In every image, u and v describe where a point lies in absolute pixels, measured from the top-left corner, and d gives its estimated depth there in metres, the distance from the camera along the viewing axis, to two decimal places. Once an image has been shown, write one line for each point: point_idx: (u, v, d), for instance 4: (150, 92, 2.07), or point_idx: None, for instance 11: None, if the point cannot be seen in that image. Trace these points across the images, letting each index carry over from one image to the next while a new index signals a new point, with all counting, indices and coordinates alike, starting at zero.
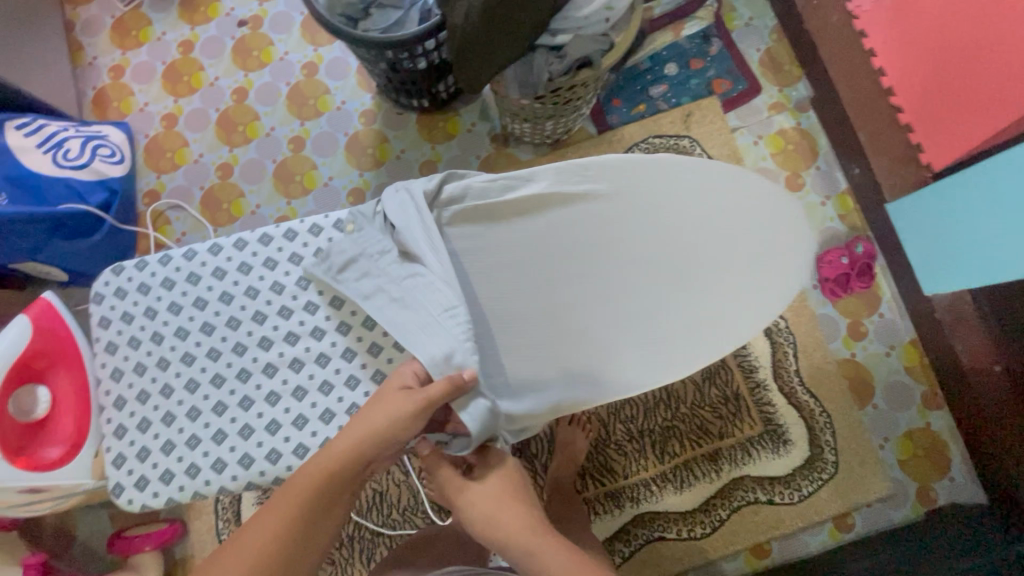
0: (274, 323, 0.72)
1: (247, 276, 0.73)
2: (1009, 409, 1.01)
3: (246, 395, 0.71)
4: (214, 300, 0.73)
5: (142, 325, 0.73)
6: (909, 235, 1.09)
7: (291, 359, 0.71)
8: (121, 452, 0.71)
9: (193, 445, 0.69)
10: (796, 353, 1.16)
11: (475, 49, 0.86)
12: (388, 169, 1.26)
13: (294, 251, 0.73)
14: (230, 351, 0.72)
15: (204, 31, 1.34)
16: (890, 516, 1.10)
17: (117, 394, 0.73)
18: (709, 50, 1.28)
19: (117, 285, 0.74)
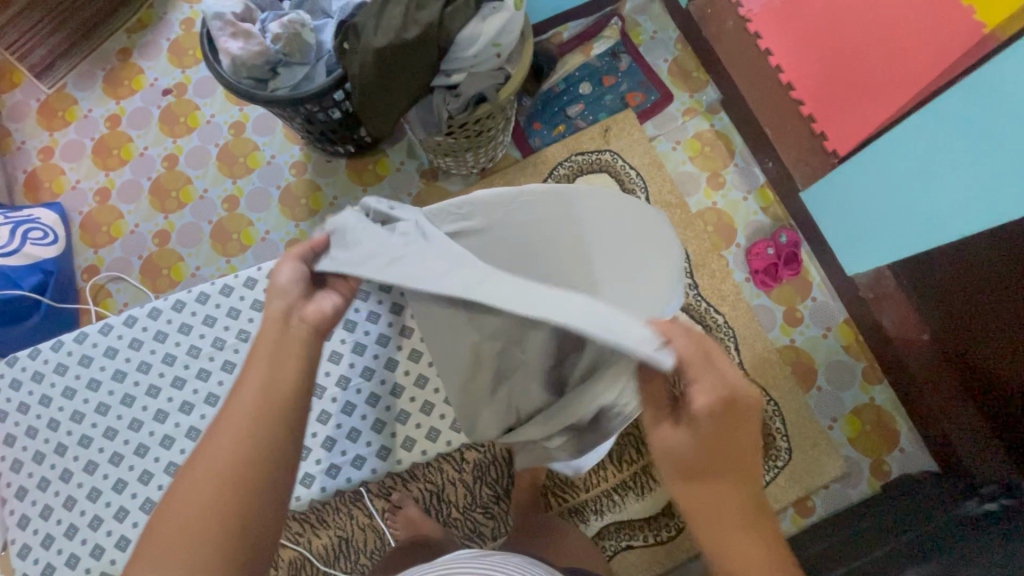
0: (165, 397, 0.82)
1: (138, 352, 0.83)
2: (941, 375, 1.05)
3: (144, 469, 0.81)
4: (108, 380, 0.83)
5: (40, 414, 0.82)
6: (828, 212, 1.14)
7: (186, 429, 0.81)
8: (26, 541, 0.80)
9: (95, 526, 0.79)
10: (738, 346, 1.19)
11: (374, 99, 0.90)
12: (323, 217, 1.28)
13: (180, 323, 0.83)
14: (126, 429, 0.82)
15: (130, 104, 1.37)
16: (848, 494, 1.12)
17: (20, 483, 0.81)
18: (619, 66, 1.34)
19: (14, 377, 0.83)
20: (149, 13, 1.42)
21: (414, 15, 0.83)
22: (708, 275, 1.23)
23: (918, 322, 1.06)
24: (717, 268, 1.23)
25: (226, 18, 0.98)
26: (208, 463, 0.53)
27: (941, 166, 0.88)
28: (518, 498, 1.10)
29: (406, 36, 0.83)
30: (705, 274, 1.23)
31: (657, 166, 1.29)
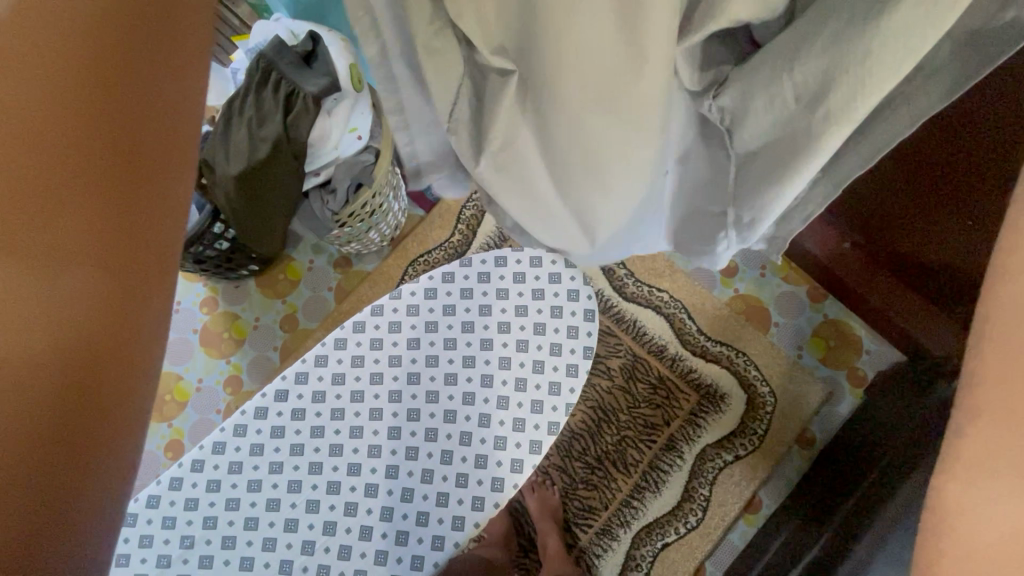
0: (312, 483, 0.72)
1: (304, 420, 0.74)
2: (862, 279, 1.13)
3: (317, 564, 0.71)
4: (266, 476, 0.72)
5: (256, 465, 0.73)
6: None
7: (324, 524, 0.71)
8: None
9: None
10: (691, 315, 1.21)
11: (250, 216, 0.87)
12: (252, 344, 1.23)
13: (326, 378, 0.75)
14: (285, 531, 0.71)
15: None
16: (839, 412, 1.16)
17: None
18: None
19: (207, 480, 0.72)
20: None
21: (259, 133, 0.81)
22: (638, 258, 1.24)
23: (836, 235, 1.11)
24: None
25: None
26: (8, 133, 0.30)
27: None
28: (550, 543, 1.06)
29: (258, 156, 0.81)
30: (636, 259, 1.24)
31: None
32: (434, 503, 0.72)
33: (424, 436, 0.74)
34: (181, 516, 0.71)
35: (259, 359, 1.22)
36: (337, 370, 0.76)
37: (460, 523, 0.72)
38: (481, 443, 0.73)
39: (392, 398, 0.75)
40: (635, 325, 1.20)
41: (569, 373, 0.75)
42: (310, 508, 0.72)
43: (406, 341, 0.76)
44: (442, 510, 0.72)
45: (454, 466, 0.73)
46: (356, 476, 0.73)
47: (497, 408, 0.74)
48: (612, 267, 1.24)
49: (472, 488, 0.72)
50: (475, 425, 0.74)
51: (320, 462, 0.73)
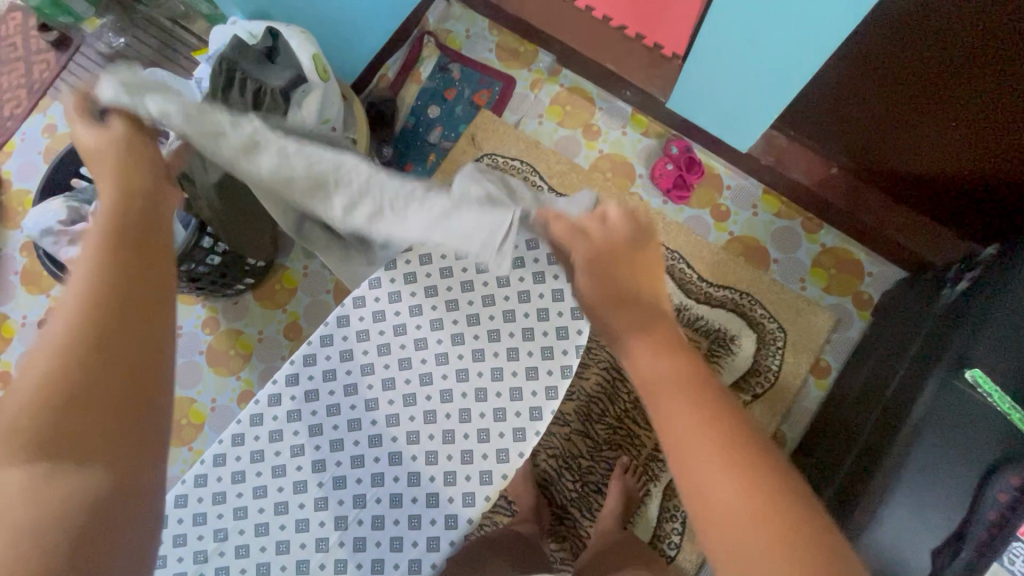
0: (416, 322, 0.73)
1: (402, 298, 0.73)
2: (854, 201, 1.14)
3: (457, 371, 0.71)
4: (376, 340, 0.72)
5: (345, 337, 0.72)
6: (717, 90, 1.07)
7: (452, 338, 0.72)
8: (429, 492, 0.69)
9: (435, 460, 0.70)
10: (690, 263, 1.21)
11: (234, 220, 0.88)
12: (259, 357, 1.23)
13: (405, 268, 0.74)
14: (413, 370, 0.72)
15: (11, 354, 1.27)
16: (850, 337, 1.16)
17: (329, 480, 0.69)
18: (453, 78, 1.33)
19: (294, 375, 0.71)
20: None
21: None
22: None
23: (823, 160, 1.13)
24: (633, 205, 1.24)
25: (55, 230, 0.91)
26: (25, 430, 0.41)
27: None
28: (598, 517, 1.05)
29: None
30: None
31: (535, 145, 1.29)
32: (424, 505, 0.69)
33: (405, 440, 0.70)
34: (267, 413, 0.70)
35: (268, 371, 1.22)
36: (290, 407, 0.71)
37: (503, 414, 0.71)
38: (465, 438, 0.70)
39: (331, 411, 0.71)
40: None
41: (540, 317, 0.73)
42: (280, 550, 0.68)
43: (339, 354, 0.72)
44: (433, 511, 0.69)
45: (440, 465, 0.70)
46: (324, 510, 0.69)
47: (476, 401, 0.71)
48: None
49: (462, 485, 0.69)
50: (457, 422, 0.70)
51: (286, 500, 0.69)
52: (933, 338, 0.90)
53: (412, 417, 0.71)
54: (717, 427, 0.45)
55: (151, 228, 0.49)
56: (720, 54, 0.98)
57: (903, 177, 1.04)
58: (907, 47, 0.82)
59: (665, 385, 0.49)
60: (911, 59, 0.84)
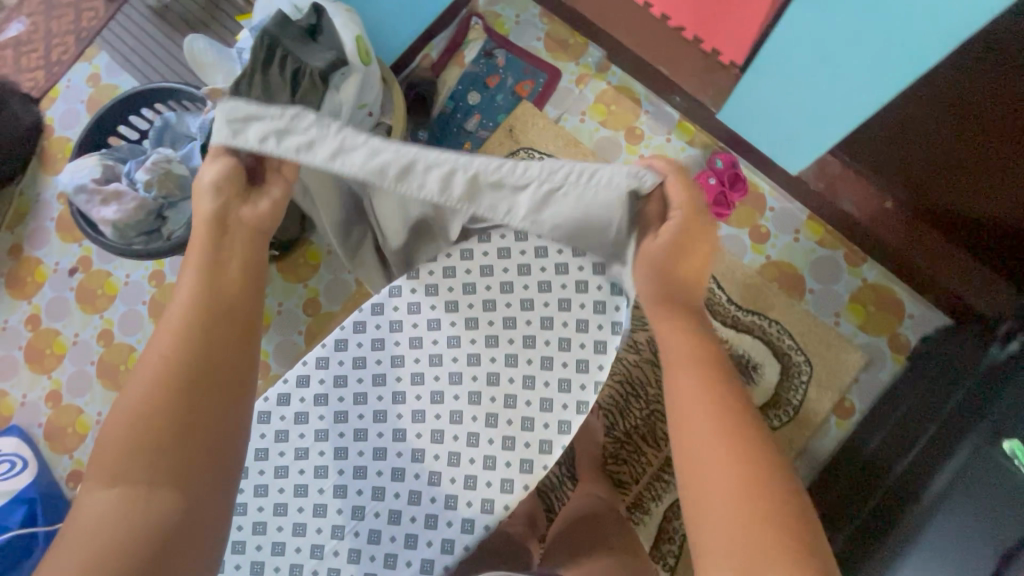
0: (432, 338, 0.74)
1: (420, 311, 0.74)
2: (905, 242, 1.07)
3: (469, 392, 0.72)
4: (391, 352, 0.74)
5: (359, 344, 0.74)
6: (774, 107, 1.02)
7: (466, 358, 0.73)
8: (428, 513, 0.69)
9: (437, 481, 0.69)
10: (719, 284, 1.16)
11: None
12: (276, 328, 1.23)
13: (426, 282, 0.75)
14: (424, 385, 0.72)
15: (42, 298, 1.30)
16: (880, 380, 1.11)
17: (330, 488, 0.70)
18: (497, 64, 1.29)
19: (306, 376, 0.74)
20: (23, 200, 1.36)
21: None
22: None
23: (877, 193, 1.06)
24: None
25: (89, 188, 0.91)
26: (134, 413, 0.53)
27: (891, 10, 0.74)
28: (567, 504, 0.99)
29: None
30: None
31: (574, 144, 1.24)
32: (422, 525, 0.68)
33: (410, 457, 0.70)
34: (276, 411, 0.72)
35: (285, 344, 1.23)
36: (300, 409, 0.73)
37: (511, 443, 0.69)
38: (470, 463, 0.69)
39: (338, 418, 0.72)
40: None
41: (578, 329, 0.72)
42: (274, 551, 0.69)
43: (352, 360, 0.74)
44: (430, 533, 0.68)
45: (442, 487, 0.69)
46: (322, 518, 0.70)
47: (485, 426, 0.70)
48: None
49: (461, 510, 0.68)
50: (464, 444, 0.70)
51: (286, 502, 0.70)
52: (972, 400, 0.86)
53: (417, 434, 0.71)
54: (713, 394, 0.57)
55: (236, 251, 0.62)
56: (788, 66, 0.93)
57: (961, 220, 0.98)
58: (1001, 80, 0.76)
59: (678, 358, 0.61)
60: (1007, 94, 0.77)
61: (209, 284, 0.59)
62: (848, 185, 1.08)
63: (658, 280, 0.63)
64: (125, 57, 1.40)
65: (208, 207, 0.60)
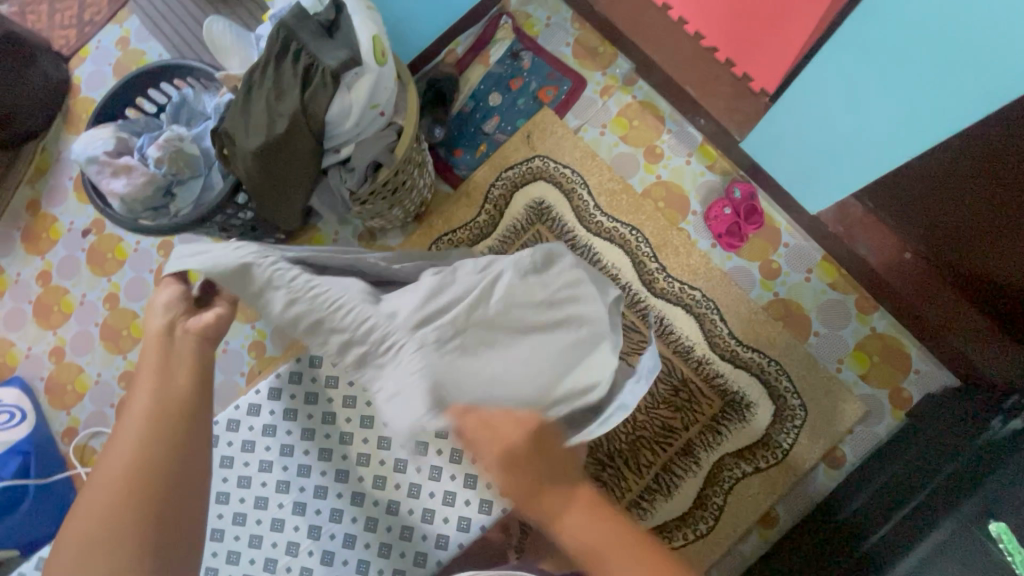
0: None
1: None
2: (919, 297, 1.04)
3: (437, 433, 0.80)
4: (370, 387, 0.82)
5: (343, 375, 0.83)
6: (800, 143, 0.98)
7: None
8: (387, 539, 0.78)
9: (398, 510, 0.79)
10: (723, 316, 1.14)
11: (270, 188, 0.85)
12: None
13: None
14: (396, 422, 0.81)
15: (54, 255, 1.33)
16: (876, 433, 1.08)
17: (302, 500, 0.80)
18: (522, 66, 1.26)
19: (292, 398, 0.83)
20: (44, 157, 1.38)
21: (277, 106, 0.78)
22: (672, 254, 1.17)
23: (897, 242, 1.02)
24: (679, 242, 1.17)
25: (100, 159, 0.92)
26: (96, 511, 0.53)
27: (916, 55, 0.71)
28: None
29: (276, 131, 0.78)
30: (669, 252, 1.17)
31: (591, 157, 1.22)
32: (379, 549, 0.78)
33: (377, 485, 0.80)
34: (267, 424, 0.83)
35: None
36: (286, 426, 0.83)
37: (469, 482, 0.78)
38: (429, 497, 0.79)
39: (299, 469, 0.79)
40: (661, 322, 1.14)
41: None
42: (251, 546, 0.79)
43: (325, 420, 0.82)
44: (386, 557, 0.78)
45: (402, 517, 0.79)
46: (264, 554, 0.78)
47: (446, 464, 0.79)
48: (642, 260, 1.17)
49: (417, 541, 0.78)
50: (427, 479, 0.79)
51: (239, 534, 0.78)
52: (964, 471, 0.82)
53: (386, 464, 0.80)
54: (587, 499, 0.57)
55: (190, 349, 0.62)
56: (819, 102, 0.89)
57: (980, 281, 0.94)
58: None
59: (529, 487, 0.57)
60: None
61: (165, 384, 0.59)
62: (867, 231, 1.05)
63: (494, 443, 0.57)
64: (155, 23, 1.40)
65: (156, 323, 0.62)
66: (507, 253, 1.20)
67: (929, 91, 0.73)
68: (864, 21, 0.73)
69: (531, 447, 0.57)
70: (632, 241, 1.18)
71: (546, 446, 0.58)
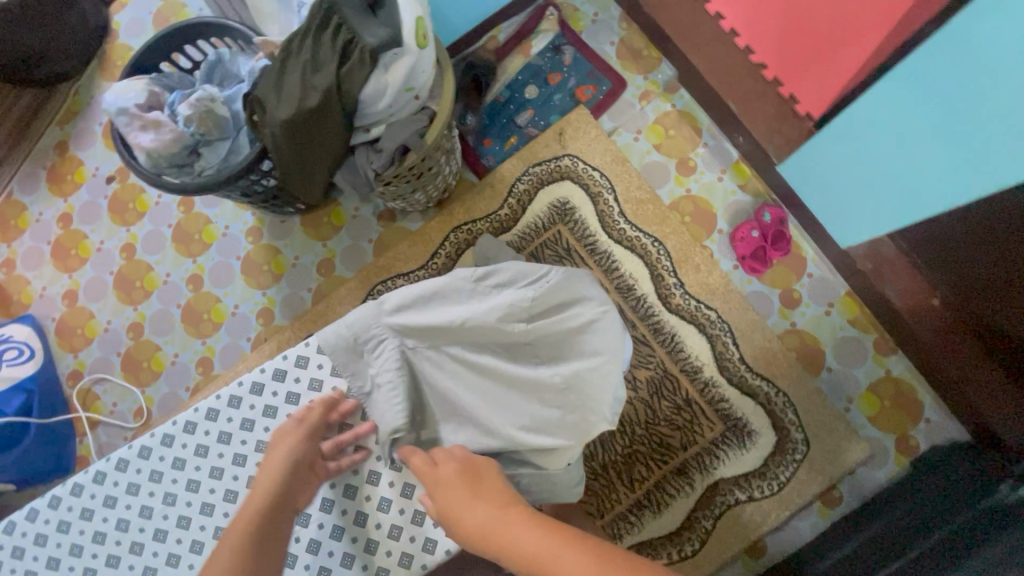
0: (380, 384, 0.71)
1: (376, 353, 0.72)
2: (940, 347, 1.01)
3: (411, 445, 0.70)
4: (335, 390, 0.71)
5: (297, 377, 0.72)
6: (840, 173, 0.95)
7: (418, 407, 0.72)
8: (347, 552, 0.69)
9: (362, 523, 0.69)
10: (736, 340, 1.12)
11: (294, 160, 0.83)
12: (288, 281, 1.24)
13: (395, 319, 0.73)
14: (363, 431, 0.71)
15: (77, 198, 1.34)
16: (876, 477, 1.06)
17: (238, 514, 0.70)
18: (563, 61, 1.23)
19: (231, 396, 0.71)
20: (77, 99, 1.38)
21: (312, 79, 0.77)
22: (692, 270, 1.15)
23: (925, 288, 0.99)
24: (700, 260, 1.15)
25: (131, 112, 0.91)
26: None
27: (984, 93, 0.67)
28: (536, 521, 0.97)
29: (307, 103, 0.76)
30: (689, 269, 1.15)
31: (621, 162, 1.19)
32: (338, 562, 0.69)
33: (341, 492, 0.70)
34: (200, 425, 0.71)
35: (293, 297, 1.24)
36: (224, 429, 0.71)
37: None
38: (400, 513, 0.70)
39: (238, 462, 0.70)
40: (672, 338, 1.12)
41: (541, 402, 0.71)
42: (171, 561, 0.69)
43: (264, 408, 0.71)
44: (345, 572, 0.69)
45: (367, 530, 0.69)
46: (197, 555, 0.69)
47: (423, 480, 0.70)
48: (661, 273, 1.15)
49: (382, 558, 0.69)
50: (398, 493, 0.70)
51: (167, 529, 0.70)
52: (966, 531, 0.80)
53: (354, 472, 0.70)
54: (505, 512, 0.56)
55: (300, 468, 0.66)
56: (867, 134, 0.85)
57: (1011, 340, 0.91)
58: None
59: (452, 506, 0.59)
60: None
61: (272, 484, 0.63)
62: (896, 272, 1.02)
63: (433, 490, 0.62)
64: None
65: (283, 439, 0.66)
66: (524, 250, 1.18)
67: (988, 133, 0.70)
68: (938, 46, 0.70)
69: (459, 485, 0.60)
70: (653, 253, 1.16)
71: (478, 476, 0.62)
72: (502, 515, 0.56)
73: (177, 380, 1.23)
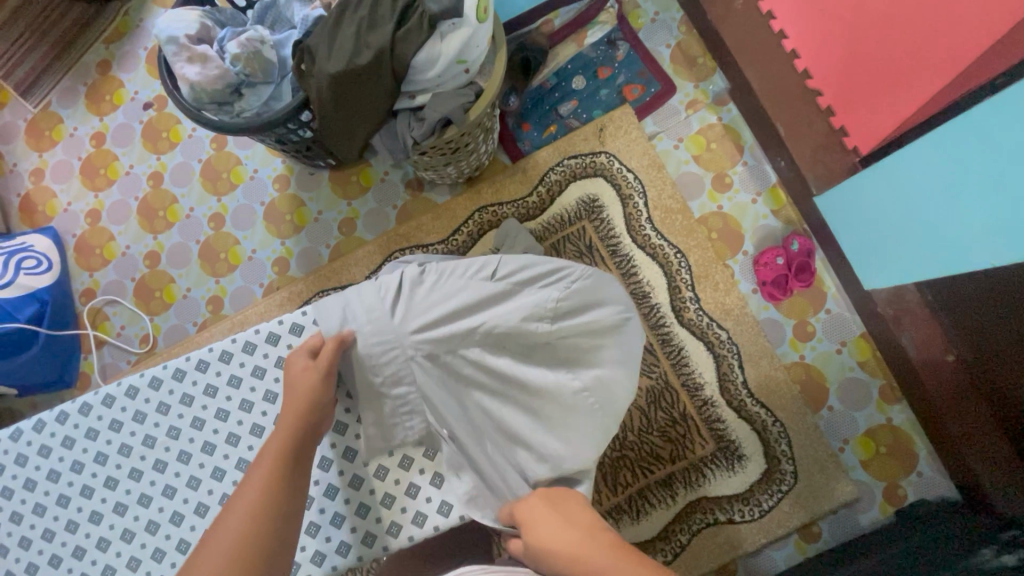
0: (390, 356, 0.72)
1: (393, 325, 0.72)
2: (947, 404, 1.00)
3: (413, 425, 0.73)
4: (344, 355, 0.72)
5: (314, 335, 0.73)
6: (878, 213, 0.93)
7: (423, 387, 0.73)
8: (337, 511, 0.72)
9: (357, 485, 0.73)
10: (742, 364, 1.11)
11: (335, 114, 0.82)
12: (308, 234, 1.25)
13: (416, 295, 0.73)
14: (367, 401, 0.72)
15: (113, 119, 1.34)
16: (858, 520, 1.07)
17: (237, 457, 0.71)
18: (615, 56, 1.21)
19: (246, 341, 0.72)
20: (125, 20, 1.38)
21: (366, 37, 0.76)
22: (710, 287, 1.14)
23: (942, 343, 0.97)
24: (720, 278, 1.14)
25: (180, 42, 0.91)
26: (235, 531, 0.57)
27: None
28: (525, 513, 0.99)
29: (359, 60, 0.76)
30: (707, 285, 1.14)
31: (658, 167, 1.17)
32: (328, 519, 0.72)
33: (341, 453, 0.73)
34: (213, 364, 0.72)
35: (310, 251, 1.24)
36: (235, 372, 0.72)
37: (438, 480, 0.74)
38: (394, 483, 0.73)
39: (244, 406, 0.71)
40: (679, 352, 1.12)
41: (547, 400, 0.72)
42: (165, 492, 0.71)
43: (277, 357, 0.72)
44: (333, 529, 0.72)
45: (359, 493, 0.73)
46: (192, 490, 0.70)
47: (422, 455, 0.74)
48: (678, 285, 1.14)
49: (370, 523, 0.72)
50: (395, 465, 0.73)
51: (167, 461, 0.71)
52: None
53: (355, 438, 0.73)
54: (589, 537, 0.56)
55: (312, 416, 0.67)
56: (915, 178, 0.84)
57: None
58: None
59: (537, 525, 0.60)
60: None
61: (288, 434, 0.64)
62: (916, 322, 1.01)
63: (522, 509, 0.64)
64: None
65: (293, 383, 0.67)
66: (544, 241, 1.18)
67: None
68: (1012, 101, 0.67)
69: (542, 508, 0.62)
70: (675, 265, 1.15)
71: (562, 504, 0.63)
72: (588, 538, 0.56)
73: (186, 313, 1.24)
